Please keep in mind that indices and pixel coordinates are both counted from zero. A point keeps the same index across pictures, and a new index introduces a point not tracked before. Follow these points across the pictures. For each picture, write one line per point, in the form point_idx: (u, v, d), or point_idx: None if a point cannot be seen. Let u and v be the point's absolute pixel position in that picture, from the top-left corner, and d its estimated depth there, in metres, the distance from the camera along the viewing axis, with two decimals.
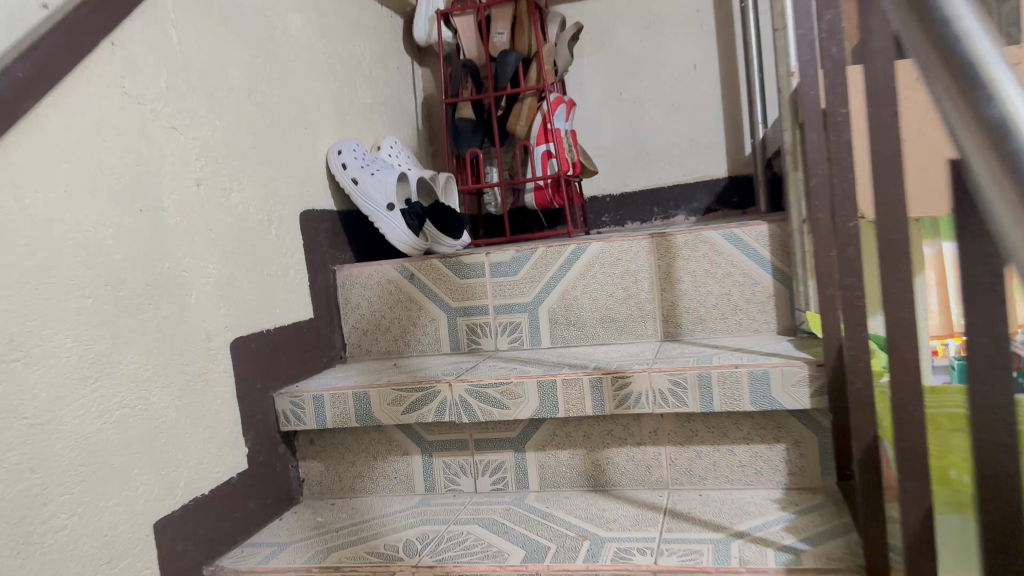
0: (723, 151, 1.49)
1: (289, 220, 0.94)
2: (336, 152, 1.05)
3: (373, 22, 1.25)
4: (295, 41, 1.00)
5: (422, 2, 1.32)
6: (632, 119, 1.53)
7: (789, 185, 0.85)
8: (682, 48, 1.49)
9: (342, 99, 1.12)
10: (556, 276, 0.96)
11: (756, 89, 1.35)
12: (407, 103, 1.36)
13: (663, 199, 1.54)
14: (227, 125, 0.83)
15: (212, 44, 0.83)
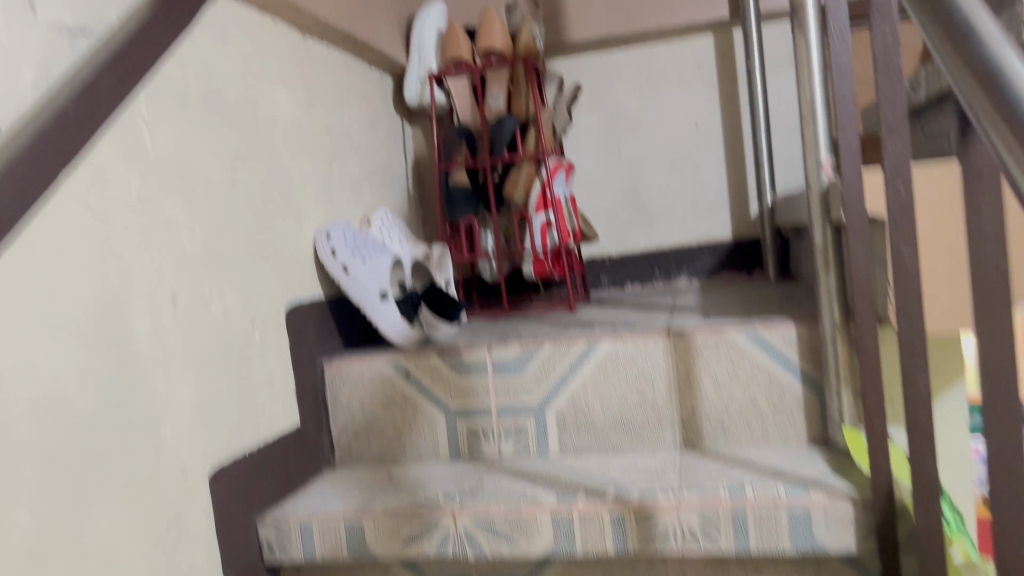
0: (727, 212, 1.42)
1: (273, 320, 0.86)
2: (325, 237, 0.98)
3: (362, 86, 1.18)
4: (279, 119, 0.92)
5: (414, 63, 1.25)
6: (632, 177, 1.45)
7: (822, 288, 0.78)
8: (684, 106, 1.42)
9: (330, 175, 1.05)
10: (565, 376, 0.88)
11: (763, 149, 1.28)
12: (397, 167, 1.29)
13: (664, 261, 1.45)
14: (207, 227, 0.76)
15: (191, 139, 0.75)
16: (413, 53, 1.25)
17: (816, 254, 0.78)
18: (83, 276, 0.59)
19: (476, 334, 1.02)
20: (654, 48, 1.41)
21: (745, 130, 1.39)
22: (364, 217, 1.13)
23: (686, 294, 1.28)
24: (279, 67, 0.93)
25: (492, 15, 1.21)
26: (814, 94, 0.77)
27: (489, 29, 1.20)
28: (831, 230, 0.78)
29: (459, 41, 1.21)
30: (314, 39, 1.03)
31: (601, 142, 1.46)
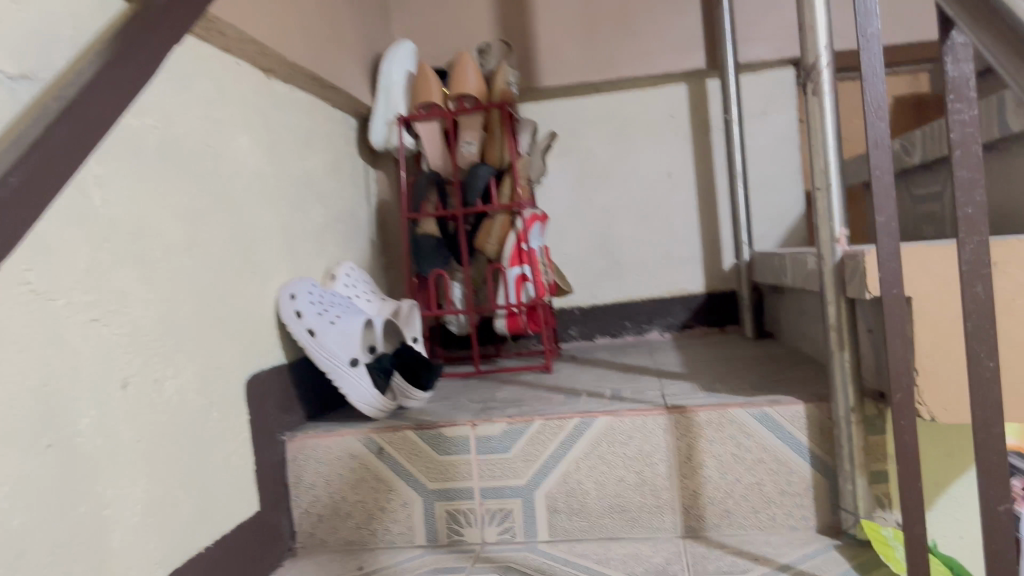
0: (701, 265, 1.37)
1: (232, 395, 0.77)
2: (288, 297, 0.88)
3: (326, 129, 1.10)
4: (242, 170, 0.84)
5: (381, 104, 1.17)
6: (603, 227, 1.39)
7: (836, 367, 0.74)
8: (656, 156, 1.37)
9: (293, 227, 0.96)
10: (556, 455, 0.81)
11: (740, 207, 1.25)
12: (360, 215, 1.20)
13: (636, 312, 1.39)
14: (162, 296, 0.67)
15: (147, 196, 0.66)
16: (381, 94, 1.17)
17: (830, 331, 0.74)
18: (22, 366, 0.50)
19: (453, 402, 0.94)
20: (626, 96, 1.37)
21: (719, 183, 1.35)
22: (330, 270, 1.04)
23: (664, 352, 1.23)
24: (241, 114, 0.85)
25: (465, 57, 1.15)
26: (829, 163, 0.73)
27: (463, 71, 1.15)
28: (843, 305, 0.74)
29: (431, 83, 1.15)
30: (278, 80, 0.95)
31: (571, 190, 1.39)
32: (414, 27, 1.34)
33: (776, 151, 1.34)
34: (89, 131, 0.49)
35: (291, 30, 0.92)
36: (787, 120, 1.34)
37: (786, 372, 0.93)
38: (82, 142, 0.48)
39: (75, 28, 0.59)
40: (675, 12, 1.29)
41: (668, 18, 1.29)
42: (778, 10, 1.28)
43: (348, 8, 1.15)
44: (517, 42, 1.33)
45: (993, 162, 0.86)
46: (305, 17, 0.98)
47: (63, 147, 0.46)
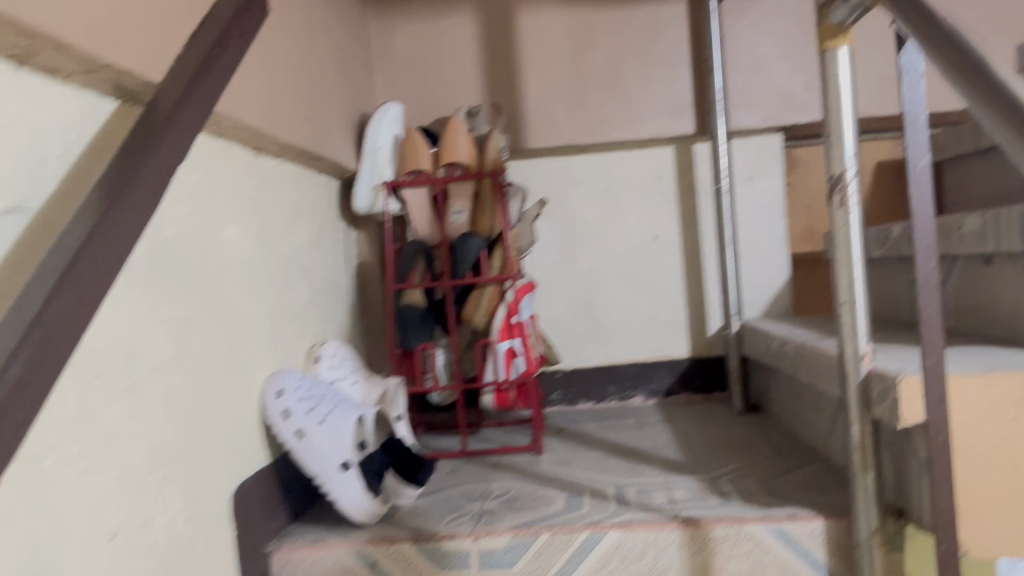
0: (686, 329, 1.34)
1: (218, 515, 0.71)
2: (275, 394, 0.83)
3: (310, 197, 1.04)
4: (229, 261, 0.78)
5: (365, 168, 1.12)
6: (588, 288, 1.36)
7: (858, 488, 0.71)
8: (641, 218, 1.34)
9: (279, 310, 0.90)
10: (563, 571, 0.77)
11: (730, 277, 1.23)
12: (341, 281, 1.14)
13: (620, 376, 1.35)
14: (151, 425, 0.61)
15: (137, 316, 0.60)
16: (365, 158, 1.12)
17: (853, 450, 0.71)
18: (5, 547, 0.44)
19: (446, 501, 0.89)
20: (612, 157, 1.34)
21: (705, 248, 1.33)
22: (313, 348, 0.97)
23: (653, 427, 1.19)
24: (229, 200, 0.79)
25: (456, 123, 1.12)
26: (855, 280, 0.70)
27: (453, 138, 1.11)
28: (867, 423, 0.72)
29: (419, 150, 1.12)
30: (264, 156, 0.89)
31: (555, 250, 1.36)
32: (396, 81, 1.29)
33: (762, 217, 1.32)
34: (89, 297, 0.45)
35: (282, 104, 0.87)
36: (773, 186, 1.32)
37: (791, 469, 0.90)
38: (80, 315, 0.44)
39: (65, 143, 0.52)
40: (665, 76, 1.27)
41: (658, 82, 1.27)
42: (768, 78, 1.27)
43: (333, 67, 1.09)
44: (503, 100, 1.28)
45: (993, 271, 0.84)
46: (294, 86, 0.93)
47: (64, 326, 0.42)
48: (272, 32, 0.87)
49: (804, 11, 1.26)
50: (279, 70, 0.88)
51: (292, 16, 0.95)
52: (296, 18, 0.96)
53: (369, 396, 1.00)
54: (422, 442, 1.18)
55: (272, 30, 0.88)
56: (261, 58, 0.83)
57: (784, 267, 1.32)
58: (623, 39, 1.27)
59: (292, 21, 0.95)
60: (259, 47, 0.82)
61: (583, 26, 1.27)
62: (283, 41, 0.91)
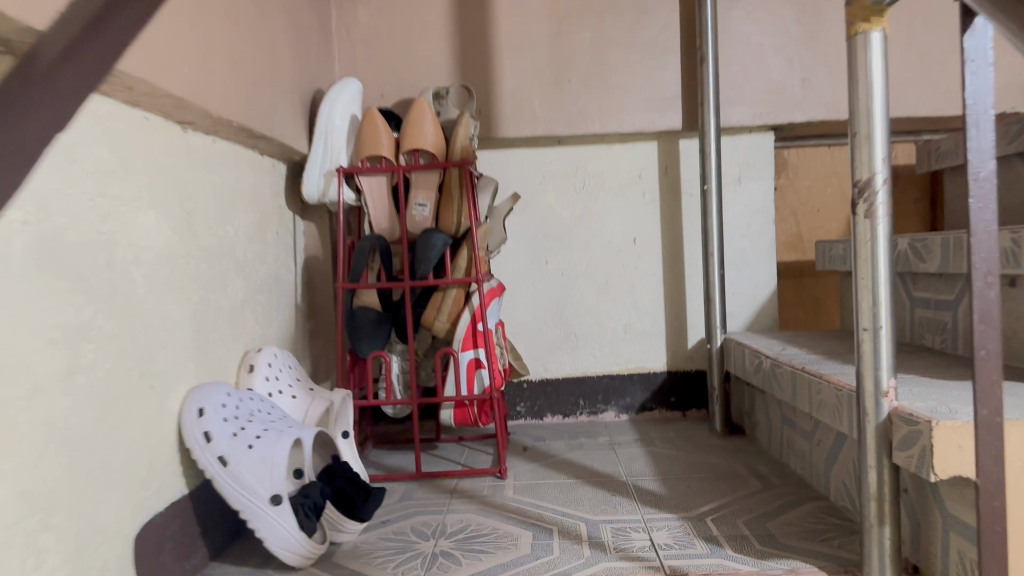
0: (664, 340, 1.24)
1: (115, 562, 0.59)
2: (196, 413, 0.70)
3: (251, 182, 0.92)
4: (142, 256, 0.65)
5: (318, 151, 1.00)
6: (560, 293, 1.25)
7: (871, 544, 0.62)
8: (619, 218, 1.24)
9: (207, 312, 0.77)
10: None
11: (716, 284, 1.12)
12: (285, 277, 1.02)
13: (590, 390, 1.25)
14: (24, 462, 0.49)
15: (10, 325, 0.48)
16: (318, 139, 1.00)
17: (868, 501, 0.62)
18: None
19: (394, 539, 0.77)
20: (591, 151, 1.24)
21: (687, 254, 1.24)
22: (247, 355, 0.85)
23: (627, 448, 1.07)
24: (146, 181, 0.67)
25: (422, 104, 1.00)
26: (880, 305, 0.60)
27: (417, 121, 0.99)
28: (886, 469, 0.62)
29: (380, 132, 0.99)
30: (195, 133, 0.76)
31: (526, 249, 1.24)
32: (356, 56, 1.16)
33: (749, 223, 1.22)
34: None
35: (217, 72, 0.74)
36: (762, 189, 1.22)
37: (785, 509, 0.80)
38: None
39: None
40: (652, 65, 1.17)
41: (645, 71, 1.17)
42: (763, 71, 1.17)
43: (284, 36, 0.97)
44: (475, 82, 1.17)
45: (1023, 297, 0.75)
46: (236, 53, 0.81)
47: None
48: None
49: (804, 1, 1.16)
50: (216, 31, 0.75)
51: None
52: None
53: (310, 412, 0.88)
54: (371, 460, 1.06)
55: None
56: (194, 14, 0.70)
57: (771, 277, 1.23)
58: (608, 21, 1.16)
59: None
60: (192, 1, 0.70)
61: (565, 5, 1.16)
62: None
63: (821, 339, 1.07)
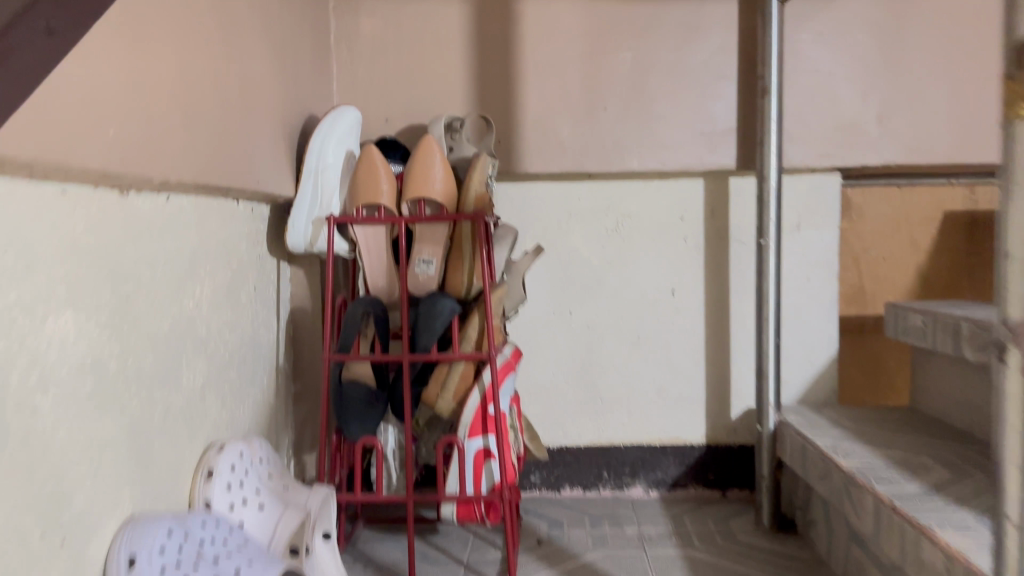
0: (704, 408, 1.08)
1: None
2: (125, 563, 0.55)
3: (223, 237, 0.76)
4: (52, 374, 0.50)
5: (306, 195, 0.84)
6: (584, 348, 1.09)
7: None
8: (655, 267, 1.08)
9: (151, 416, 0.62)
10: None
11: (771, 356, 0.96)
12: (264, 340, 0.87)
13: (616, 461, 1.09)
14: None
15: None
16: (307, 179, 0.84)
17: None
18: None
19: None
20: (628, 186, 1.08)
21: (734, 309, 1.08)
22: (205, 456, 0.70)
23: (659, 548, 0.92)
24: (62, 274, 0.51)
25: (430, 142, 0.84)
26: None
27: (425, 163, 0.83)
28: None
29: (380, 174, 0.83)
30: (140, 193, 0.61)
31: (548, 297, 1.09)
32: (355, 71, 1.00)
33: (806, 277, 1.06)
34: None
35: (165, 123, 0.59)
36: (824, 239, 1.06)
37: None
38: None
39: None
40: (703, 92, 1.00)
41: (693, 100, 1.00)
42: (833, 104, 1.01)
43: (267, 58, 0.81)
44: (494, 108, 1.00)
45: None
46: (197, 92, 0.65)
47: None
48: (164, 8, 0.59)
49: (885, 23, 1.00)
50: (169, 67, 0.60)
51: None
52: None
53: (281, 527, 0.73)
54: (360, 550, 0.91)
55: (169, 8, 0.59)
56: (137, 53, 0.54)
57: (832, 341, 1.07)
58: (653, 41, 1.00)
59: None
60: (135, 36, 0.54)
61: (604, 20, 0.99)
62: (185, 26, 0.62)
63: (892, 427, 0.92)
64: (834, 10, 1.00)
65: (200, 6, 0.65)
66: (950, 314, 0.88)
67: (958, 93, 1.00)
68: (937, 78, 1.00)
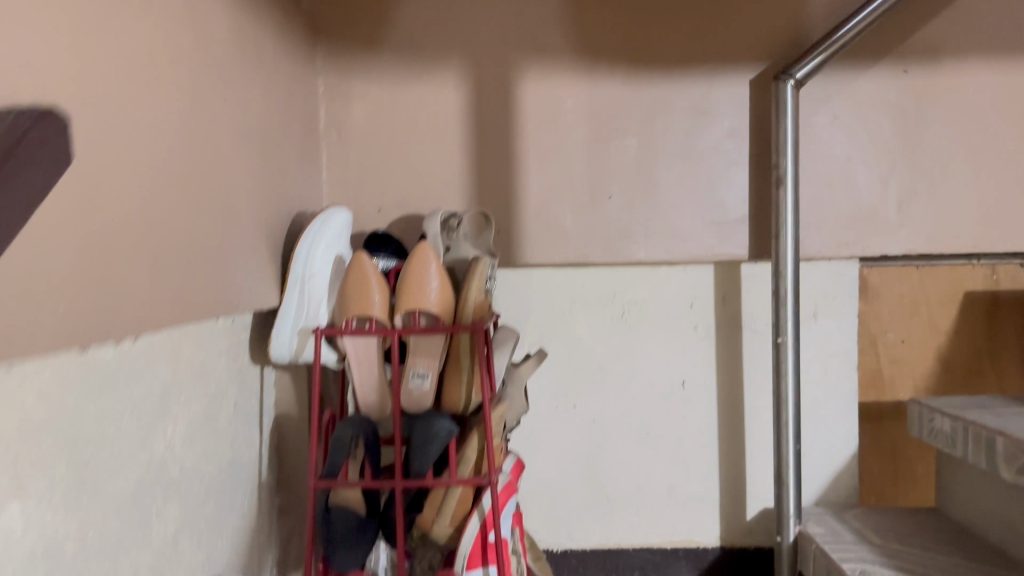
0: (718, 507, 1.03)
1: None
2: None
3: (200, 361, 0.71)
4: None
5: (291, 303, 0.78)
6: (590, 443, 1.03)
7: None
8: (664, 358, 1.03)
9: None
10: None
11: (790, 461, 0.91)
12: (247, 458, 0.81)
13: (625, 565, 1.03)
14: None
15: None
16: (292, 286, 0.78)
17: None
18: None
19: None
20: (635, 274, 1.02)
21: (748, 402, 1.02)
22: None
23: None
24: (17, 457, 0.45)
25: (425, 249, 0.78)
26: None
27: (419, 272, 0.77)
28: None
29: (371, 284, 0.77)
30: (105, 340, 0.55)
31: (552, 390, 1.03)
32: (348, 160, 0.96)
33: (825, 369, 1.01)
34: None
35: (138, 264, 0.54)
36: (843, 329, 1.00)
37: None
38: None
39: None
40: (714, 178, 0.96)
41: (704, 186, 0.96)
42: (850, 189, 0.96)
43: (252, 161, 0.76)
44: (495, 198, 0.97)
45: None
46: (176, 220, 0.60)
47: None
48: (136, 144, 0.53)
49: (905, 104, 0.95)
50: (142, 200, 0.54)
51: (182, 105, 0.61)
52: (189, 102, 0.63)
53: None
54: None
55: (140, 141, 0.54)
56: (103, 197, 0.49)
57: (852, 437, 1.01)
58: (659, 127, 0.96)
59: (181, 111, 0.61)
60: (103, 177, 0.49)
61: (609, 106, 0.96)
62: (161, 155, 0.58)
63: (919, 541, 0.86)
64: (852, 91, 0.95)
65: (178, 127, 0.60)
66: (981, 427, 0.82)
67: (982, 178, 0.95)
68: (960, 163, 0.95)
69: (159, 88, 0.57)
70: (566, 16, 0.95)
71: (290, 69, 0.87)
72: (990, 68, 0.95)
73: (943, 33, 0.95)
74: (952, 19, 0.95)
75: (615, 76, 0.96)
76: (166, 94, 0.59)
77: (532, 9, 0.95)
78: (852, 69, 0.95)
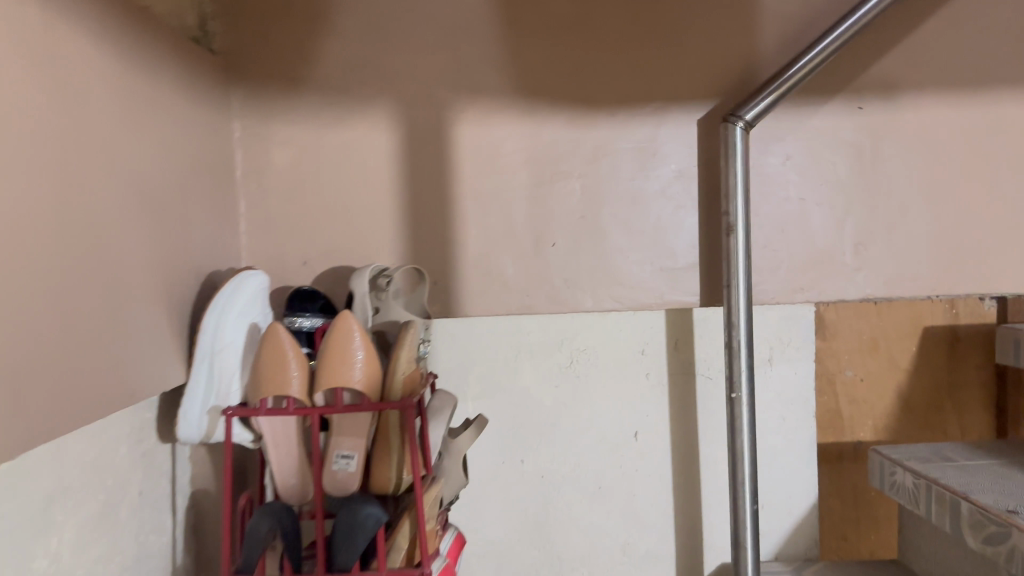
0: (675, 565, 0.97)
1: None
2: None
3: (90, 455, 0.64)
4: None
5: (199, 381, 0.72)
6: (539, 502, 0.96)
7: None
8: (615, 409, 0.95)
9: None
10: None
11: (747, 522, 0.86)
12: (153, 547, 0.74)
13: None
14: None
15: None
16: (200, 362, 0.72)
17: None
18: None
19: None
20: (578, 317, 0.93)
21: (704, 454, 0.96)
22: None
23: None
24: None
25: (347, 319, 0.72)
26: None
27: (341, 344, 0.70)
28: None
29: (289, 358, 0.71)
30: None
31: (495, 446, 0.95)
32: (268, 210, 0.89)
33: (782, 417, 0.95)
34: None
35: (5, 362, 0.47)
36: (800, 375, 0.94)
37: None
38: None
39: None
40: (662, 221, 0.92)
41: (651, 231, 0.92)
42: (805, 232, 0.92)
43: (150, 224, 0.69)
44: (430, 247, 0.91)
45: None
46: (54, 303, 0.53)
47: None
48: (13, 249, 0.48)
49: (859, 143, 0.92)
50: (10, 289, 0.47)
51: (60, 180, 0.54)
52: (73, 183, 0.57)
53: None
54: None
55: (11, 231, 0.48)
56: None
57: (813, 487, 0.96)
58: (604, 168, 0.91)
59: (62, 187, 0.55)
60: None
61: (552, 147, 0.91)
62: (36, 230, 0.51)
63: None
64: (805, 130, 0.91)
65: (56, 204, 0.54)
66: (945, 488, 0.78)
67: (939, 219, 0.92)
68: (916, 203, 0.92)
69: (32, 154, 0.51)
70: (505, 54, 0.90)
71: (198, 117, 0.80)
72: (947, 103, 0.92)
73: (897, 68, 0.91)
74: (905, 54, 0.91)
75: (558, 115, 0.91)
76: (41, 161, 0.52)
77: (468, 46, 0.90)
78: (804, 107, 0.91)
